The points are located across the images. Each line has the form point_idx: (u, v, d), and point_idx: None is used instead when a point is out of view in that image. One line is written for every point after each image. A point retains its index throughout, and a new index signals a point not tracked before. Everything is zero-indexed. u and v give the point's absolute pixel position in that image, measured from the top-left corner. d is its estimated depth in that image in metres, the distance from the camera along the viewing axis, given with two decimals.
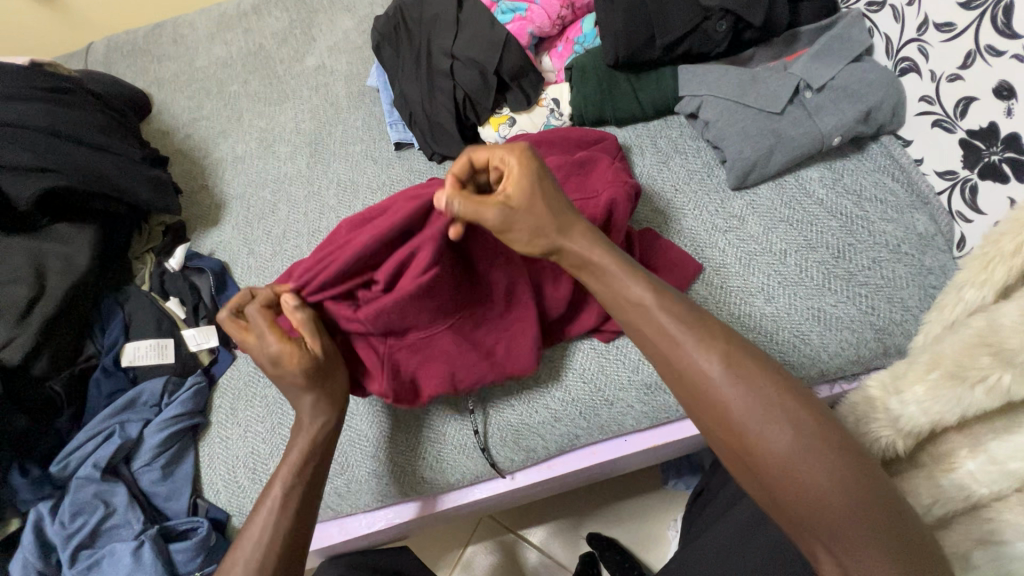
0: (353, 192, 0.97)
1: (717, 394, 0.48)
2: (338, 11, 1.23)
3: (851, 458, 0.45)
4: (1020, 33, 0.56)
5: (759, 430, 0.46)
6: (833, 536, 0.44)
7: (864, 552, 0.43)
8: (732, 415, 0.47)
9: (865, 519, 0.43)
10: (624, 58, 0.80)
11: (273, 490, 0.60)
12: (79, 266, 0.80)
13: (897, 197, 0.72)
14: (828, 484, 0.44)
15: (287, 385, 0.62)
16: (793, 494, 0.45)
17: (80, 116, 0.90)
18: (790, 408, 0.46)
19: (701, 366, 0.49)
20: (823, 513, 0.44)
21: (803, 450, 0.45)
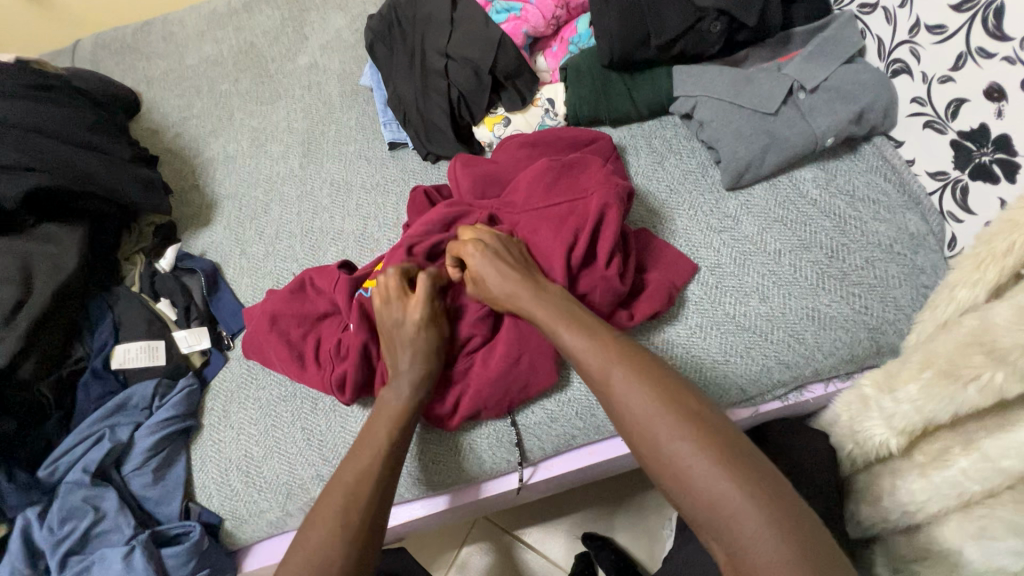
0: (347, 192, 0.96)
1: (612, 390, 0.53)
2: (330, 10, 1.22)
3: (742, 465, 0.45)
4: (1011, 35, 0.57)
5: (645, 420, 0.49)
6: (723, 527, 0.44)
7: (753, 542, 0.42)
8: (622, 408, 0.51)
9: (743, 520, 0.43)
10: (617, 59, 0.80)
11: (340, 482, 0.57)
12: (66, 267, 0.79)
13: (888, 197, 0.73)
14: (708, 471, 0.45)
15: (407, 348, 0.67)
16: (680, 484, 0.46)
17: (67, 114, 0.88)
18: (675, 401, 0.49)
19: (600, 363, 0.55)
20: (708, 500, 0.44)
21: (683, 438, 0.47)
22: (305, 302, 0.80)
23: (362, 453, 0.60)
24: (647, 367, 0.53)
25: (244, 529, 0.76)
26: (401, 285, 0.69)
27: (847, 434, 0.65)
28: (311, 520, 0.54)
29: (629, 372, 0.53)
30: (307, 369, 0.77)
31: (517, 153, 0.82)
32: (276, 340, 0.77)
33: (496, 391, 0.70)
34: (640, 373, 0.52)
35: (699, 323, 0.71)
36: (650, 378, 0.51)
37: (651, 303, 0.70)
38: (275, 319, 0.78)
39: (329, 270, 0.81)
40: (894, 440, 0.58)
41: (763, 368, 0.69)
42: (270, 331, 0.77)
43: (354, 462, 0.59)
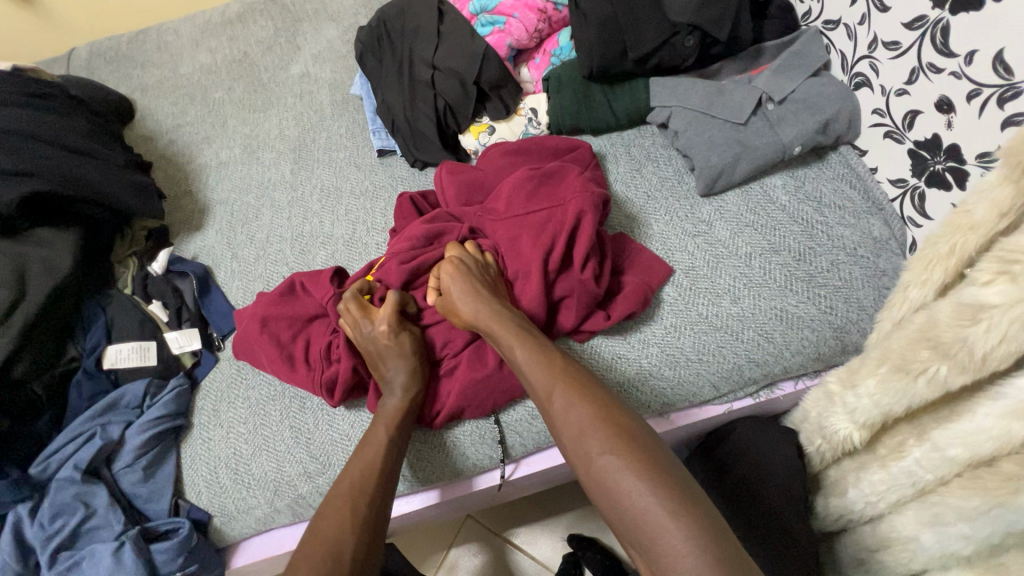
0: (337, 197, 0.99)
1: (552, 409, 0.56)
2: (322, 21, 1.25)
3: (665, 473, 0.48)
4: (957, 51, 0.60)
5: (580, 436, 0.53)
6: (647, 539, 0.45)
7: (672, 553, 0.43)
8: (561, 426, 0.55)
9: (665, 525, 0.45)
10: (596, 71, 0.84)
11: (348, 478, 0.62)
12: (60, 270, 0.81)
13: (854, 203, 0.77)
14: (633, 485, 0.47)
15: (389, 356, 0.70)
16: (609, 497, 0.49)
17: (62, 121, 0.91)
18: (608, 419, 0.52)
19: (543, 383, 0.58)
20: (632, 513, 0.47)
21: (613, 452, 0.50)
22: (296, 304, 0.83)
23: (366, 450, 0.65)
24: (584, 387, 0.56)
25: (233, 525, 0.78)
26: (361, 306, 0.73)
27: (816, 430, 0.68)
28: (323, 513, 0.59)
29: (568, 391, 0.56)
30: (298, 369, 0.78)
31: (501, 160, 0.85)
32: (265, 341, 0.79)
33: (485, 392, 0.73)
34: (578, 392, 0.56)
35: (674, 323, 0.74)
36: (587, 395, 0.55)
37: (627, 304, 0.72)
38: (265, 322, 0.80)
39: (321, 274, 0.83)
40: (856, 434, 0.61)
41: (734, 366, 0.72)
42: (260, 333, 0.79)
43: (360, 457, 0.64)
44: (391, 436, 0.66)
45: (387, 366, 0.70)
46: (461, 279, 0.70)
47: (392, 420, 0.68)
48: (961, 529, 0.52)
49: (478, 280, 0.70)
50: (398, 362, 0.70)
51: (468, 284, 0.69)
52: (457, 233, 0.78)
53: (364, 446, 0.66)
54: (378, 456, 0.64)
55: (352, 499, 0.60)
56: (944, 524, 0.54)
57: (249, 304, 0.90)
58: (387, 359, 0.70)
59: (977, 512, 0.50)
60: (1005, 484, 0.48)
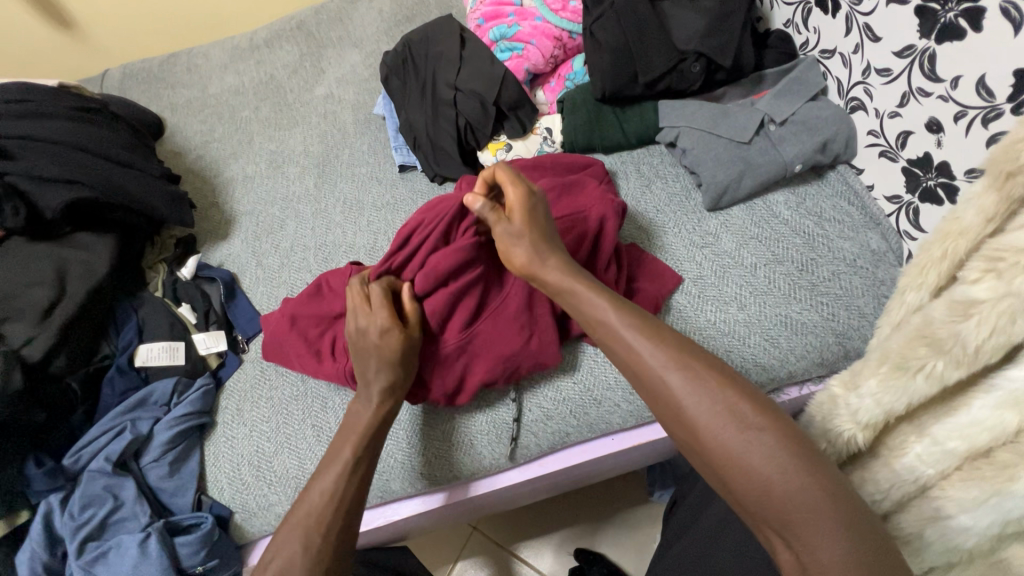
0: (358, 210, 1.04)
1: (673, 389, 0.54)
2: (346, 47, 1.33)
3: (805, 454, 0.49)
4: (943, 77, 0.65)
5: (713, 418, 0.51)
6: (795, 527, 0.46)
7: (825, 537, 0.45)
8: (685, 406, 0.53)
9: (817, 508, 0.46)
10: (609, 94, 0.89)
11: (321, 480, 0.65)
12: (98, 271, 0.85)
13: (852, 218, 0.81)
14: (778, 472, 0.47)
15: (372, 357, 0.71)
16: (751, 484, 0.48)
17: (104, 134, 0.97)
18: (741, 401, 0.51)
19: (658, 360, 0.56)
20: (779, 501, 0.47)
21: (755, 439, 0.49)
22: (323, 303, 0.85)
23: (341, 449, 0.68)
24: (706, 365, 0.54)
25: (253, 522, 0.79)
26: (365, 296, 0.75)
27: (820, 433, 0.71)
28: (282, 539, 0.61)
29: (692, 371, 0.54)
30: (323, 364, 0.82)
31: (519, 174, 0.90)
32: (298, 339, 0.83)
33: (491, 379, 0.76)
34: (702, 372, 0.54)
35: (683, 329, 0.78)
36: (709, 372, 0.53)
37: (641, 307, 0.77)
38: (296, 321, 0.84)
39: (349, 275, 0.87)
40: (859, 434, 0.64)
41: (741, 370, 0.75)
42: (291, 331, 0.83)
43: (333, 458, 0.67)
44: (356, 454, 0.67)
45: (368, 367, 0.71)
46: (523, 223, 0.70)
47: (367, 422, 0.69)
48: (961, 521, 0.54)
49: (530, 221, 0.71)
50: (379, 363, 0.70)
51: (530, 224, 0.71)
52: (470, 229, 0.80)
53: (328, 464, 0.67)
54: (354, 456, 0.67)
55: (309, 522, 0.61)
56: (945, 517, 0.56)
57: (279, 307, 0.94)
58: (371, 360, 0.71)
59: (969, 502, 0.53)
60: (1001, 473, 0.51)
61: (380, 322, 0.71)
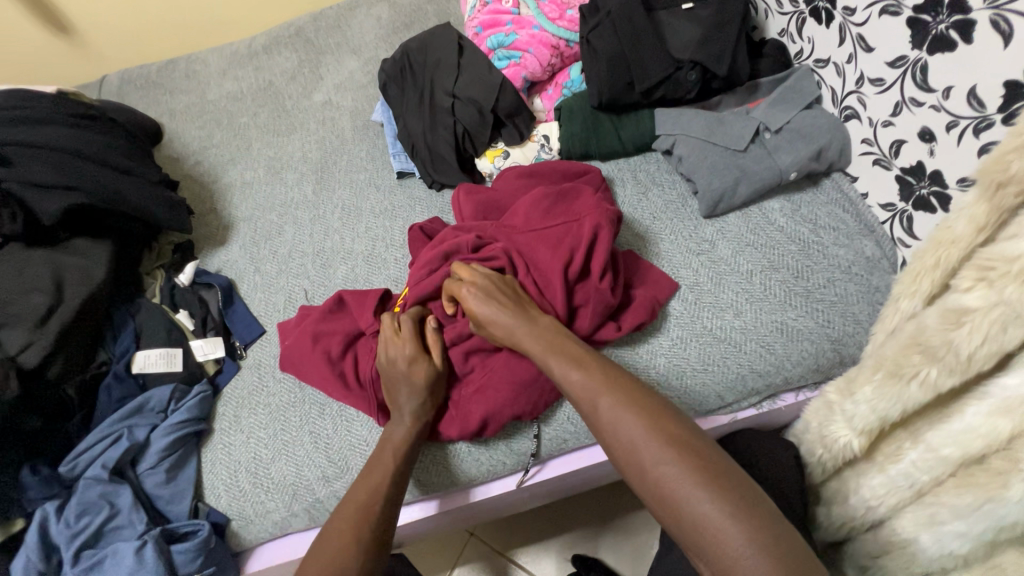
0: (356, 216, 1.04)
1: (598, 418, 0.58)
2: (344, 53, 1.33)
3: (722, 478, 0.50)
4: (935, 87, 0.66)
5: (630, 444, 0.54)
6: (707, 543, 0.48)
7: (733, 557, 0.46)
8: (610, 434, 0.56)
9: (727, 528, 0.47)
10: (606, 102, 0.90)
11: (355, 495, 0.65)
12: (95, 278, 0.85)
13: (847, 225, 0.82)
14: (690, 491, 0.50)
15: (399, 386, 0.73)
16: (666, 506, 0.51)
17: (102, 140, 0.97)
18: (659, 426, 0.54)
19: (585, 391, 0.60)
20: (688, 522, 0.49)
21: (669, 460, 0.52)
22: (341, 322, 0.85)
23: (375, 468, 0.68)
24: (627, 394, 0.58)
25: (250, 529, 0.79)
26: (395, 327, 0.76)
27: (817, 440, 0.71)
28: (328, 533, 0.61)
29: (614, 400, 0.58)
30: (350, 388, 0.80)
31: (516, 182, 0.91)
32: (311, 353, 0.82)
33: (485, 407, 0.74)
34: (624, 399, 0.57)
35: (680, 335, 0.78)
36: (630, 401, 0.57)
37: (636, 315, 0.76)
38: (318, 338, 0.83)
39: (367, 293, 0.87)
40: (855, 440, 0.64)
41: (737, 376, 0.76)
42: (313, 348, 0.82)
43: (368, 473, 0.68)
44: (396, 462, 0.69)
45: (398, 394, 0.73)
46: (485, 301, 0.71)
47: (400, 440, 0.70)
48: (957, 527, 0.55)
49: (497, 292, 0.73)
50: (409, 394, 0.72)
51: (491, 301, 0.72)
52: (487, 250, 0.80)
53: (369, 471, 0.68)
54: (387, 474, 0.67)
55: (358, 522, 0.62)
56: (940, 523, 0.57)
57: (290, 318, 0.94)
58: (401, 388, 0.73)
59: (964, 508, 0.54)
60: (994, 479, 0.51)
61: (408, 352, 0.73)
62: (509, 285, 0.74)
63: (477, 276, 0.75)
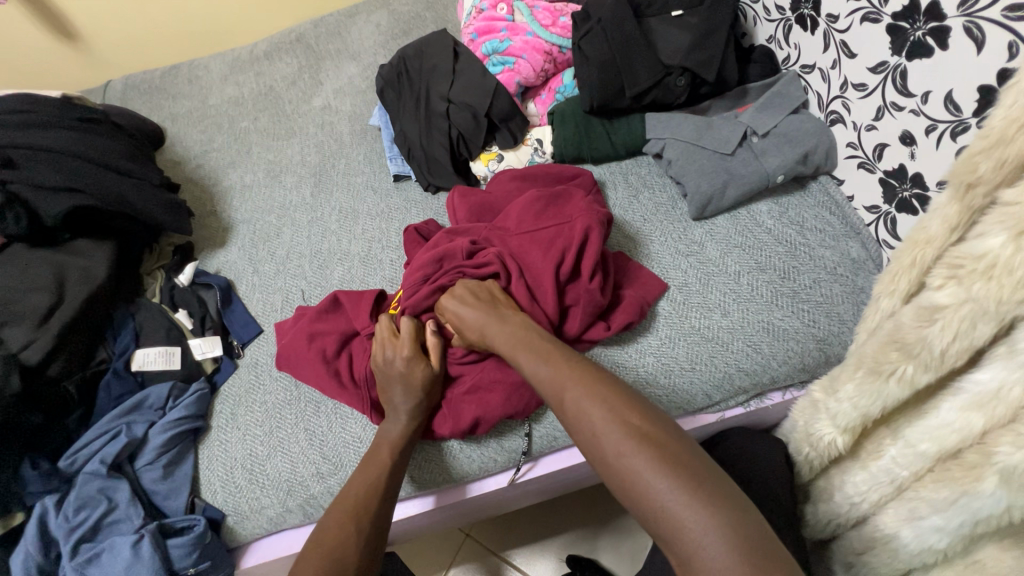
0: (353, 218, 1.06)
1: (568, 410, 0.59)
2: (343, 59, 1.36)
3: (686, 468, 0.51)
4: (914, 92, 0.68)
5: (595, 434, 0.56)
6: (671, 533, 0.48)
7: (696, 545, 0.46)
8: (578, 427, 0.58)
9: (689, 516, 0.47)
10: (597, 106, 0.92)
11: (351, 494, 0.66)
12: (96, 278, 0.87)
13: (833, 227, 0.84)
14: (654, 480, 0.50)
15: (394, 384, 0.75)
16: (631, 495, 0.52)
17: (104, 144, 0.99)
18: (625, 418, 0.55)
19: (556, 385, 0.62)
20: (653, 511, 0.50)
21: (634, 449, 0.53)
22: (337, 321, 0.87)
23: (371, 469, 0.69)
24: (597, 387, 0.59)
25: (245, 525, 0.80)
26: (391, 331, 0.79)
27: (803, 438, 0.72)
28: (326, 524, 0.63)
29: (582, 392, 0.59)
30: (346, 387, 0.81)
31: (510, 185, 0.92)
32: (308, 352, 0.83)
33: (477, 407, 0.76)
34: (591, 393, 0.58)
35: (668, 334, 0.79)
36: (597, 394, 0.58)
37: (625, 315, 0.78)
38: (314, 337, 0.85)
39: (363, 293, 0.88)
40: (839, 438, 0.66)
41: (724, 375, 0.77)
42: (309, 347, 0.83)
43: (364, 474, 0.68)
44: (394, 459, 0.70)
45: (395, 394, 0.74)
46: (459, 304, 0.76)
47: (396, 437, 0.72)
48: (935, 521, 0.56)
49: (477, 296, 0.77)
50: (404, 390, 0.74)
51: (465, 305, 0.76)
52: (481, 257, 0.82)
53: (365, 467, 0.69)
54: (383, 475, 0.68)
55: (356, 515, 0.63)
56: (920, 517, 0.58)
57: (287, 318, 0.95)
58: (395, 386, 0.74)
59: (941, 502, 0.55)
60: (968, 473, 0.51)
61: (406, 353, 0.75)
62: (486, 290, 0.78)
63: (460, 284, 0.79)
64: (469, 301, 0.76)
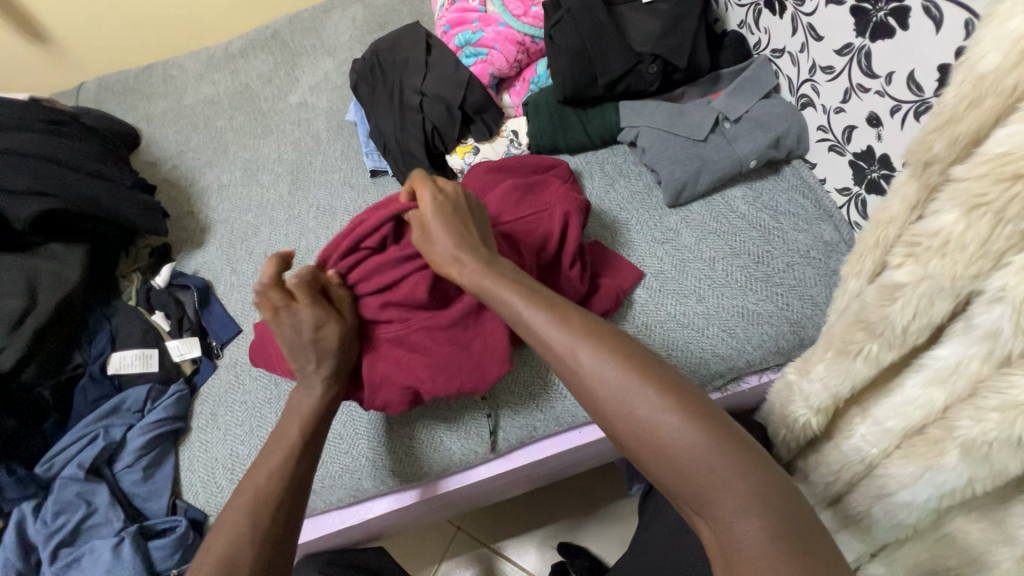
0: (331, 215, 1.05)
1: (580, 369, 0.51)
2: (319, 55, 1.34)
3: (721, 431, 0.46)
4: (879, 73, 0.68)
5: (619, 396, 0.49)
6: (704, 503, 0.45)
7: (733, 516, 0.43)
8: (593, 387, 0.50)
9: (729, 486, 0.44)
10: (570, 96, 0.92)
11: (256, 480, 0.61)
12: (69, 281, 0.86)
13: (806, 211, 0.84)
14: (691, 445, 0.45)
15: (315, 351, 0.69)
16: (661, 460, 0.46)
17: (74, 146, 0.98)
18: (649, 375, 0.49)
19: (564, 346, 0.53)
20: (690, 480, 0.45)
21: (664, 407, 0.47)
22: None
23: (277, 451, 0.64)
24: (611, 343, 0.52)
25: None
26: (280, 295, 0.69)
27: (780, 420, 0.73)
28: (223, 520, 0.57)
29: (598, 350, 0.51)
30: None
31: (485, 177, 0.91)
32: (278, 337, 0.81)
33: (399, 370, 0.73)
34: (607, 347, 0.51)
35: (645, 322, 0.80)
36: (615, 350, 0.51)
37: (604, 302, 0.79)
38: None
39: None
40: (813, 418, 0.67)
41: (701, 360, 0.78)
42: None
43: (270, 456, 0.64)
44: (303, 440, 0.65)
45: (308, 362, 0.69)
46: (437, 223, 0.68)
47: None
48: (903, 497, 0.57)
49: (453, 221, 0.69)
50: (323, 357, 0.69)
51: (441, 229, 0.68)
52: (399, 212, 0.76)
53: (272, 449, 0.64)
54: (290, 458, 0.63)
55: (259, 508, 0.58)
56: (889, 493, 0.59)
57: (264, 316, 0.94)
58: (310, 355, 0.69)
59: (909, 479, 0.56)
60: (933, 448, 0.52)
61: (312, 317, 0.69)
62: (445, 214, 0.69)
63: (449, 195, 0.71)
64: (446, 224, 0.68)
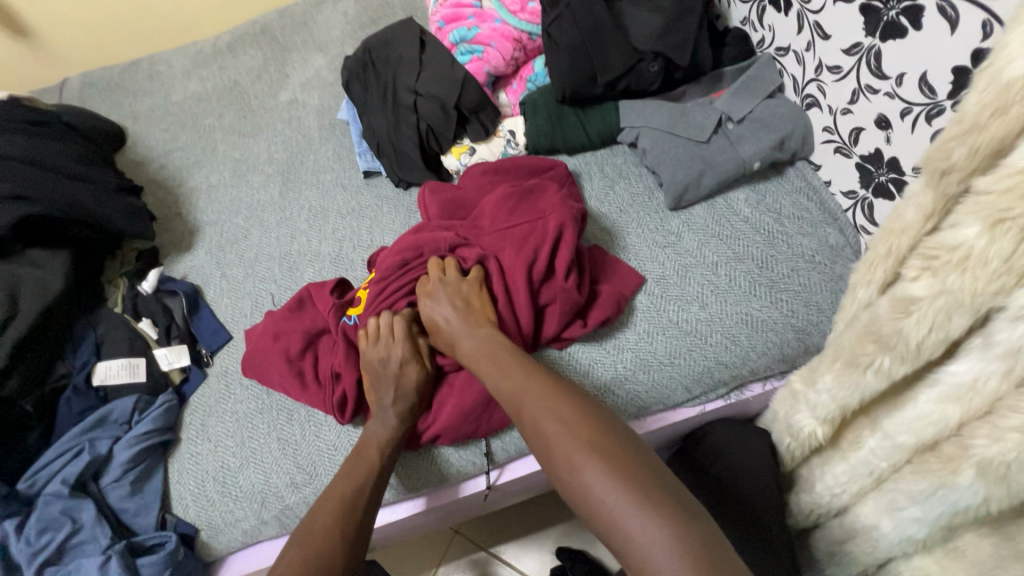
0: (323, 217, 1.02)
1: (526, 424, 0.60)
2: (310, 50, 1.31)
3: (642, 479, 0.51)
4: (889, 74, 0.66)
5: (551, 445, 0.57)
6: (622, 543, 0.49)
7: (648, 556, 0.47)
8: (538, 437, 0.58)
9: (644, 527, 0.48)
10: (568, 95, 0.89)
11: (336, 496, 0.65)
12: (52, 289, 0.83)
13: (810, 214, 0.82)
14: (606, 490, 0.51)
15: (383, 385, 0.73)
16: (584, 505, 0.53)
17: (56, 148, 0.94)
18: (579, 428, 0.57)
19: (513, 400, 0.63)
20: (609, 522, 0.50)
21: (586, 457, 0.54)
22: (305, 319, 0.85)
23: (358, 468, 0.68)
24: (554, 398, 0.60)
25: (219, 539, 0.78)
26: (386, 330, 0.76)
27: (784, 429, 0.71)
28: (311, 529, 0.61)
29: (538, 405, 0.60)
30: (308, 388, 0.79)
31: (482, 179, 0.89)
32: (274, 352, 0.81)
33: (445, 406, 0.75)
34: (547, 400, 0.60)
35: (647, 329, 0.78)
36: (555, 406, 0.59)
37: (602, 311, 0.76)
38: (279, 336, 0.82)
39: (327, 289, 0.87)
40: (819, 429, 0.65)
41: (704, 368, 0.76)
42: (274, 346, 0.81)
43: (352, 471, 0.67)
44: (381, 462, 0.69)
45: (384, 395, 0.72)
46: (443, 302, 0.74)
47: (373, 445, 0.70)
48: (913, 513, 0.56)
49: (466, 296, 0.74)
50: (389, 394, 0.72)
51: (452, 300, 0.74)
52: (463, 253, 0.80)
53: (351, 470, 0.68)
54: (371, 475, 0.67)
55: (340, 522, 0.62)
56: (899, 508, 0.57)
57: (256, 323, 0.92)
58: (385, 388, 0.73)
59: (919, 495, 0.54)
60: (946, 465, 0.50)
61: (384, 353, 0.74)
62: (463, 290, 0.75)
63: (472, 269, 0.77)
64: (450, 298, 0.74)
